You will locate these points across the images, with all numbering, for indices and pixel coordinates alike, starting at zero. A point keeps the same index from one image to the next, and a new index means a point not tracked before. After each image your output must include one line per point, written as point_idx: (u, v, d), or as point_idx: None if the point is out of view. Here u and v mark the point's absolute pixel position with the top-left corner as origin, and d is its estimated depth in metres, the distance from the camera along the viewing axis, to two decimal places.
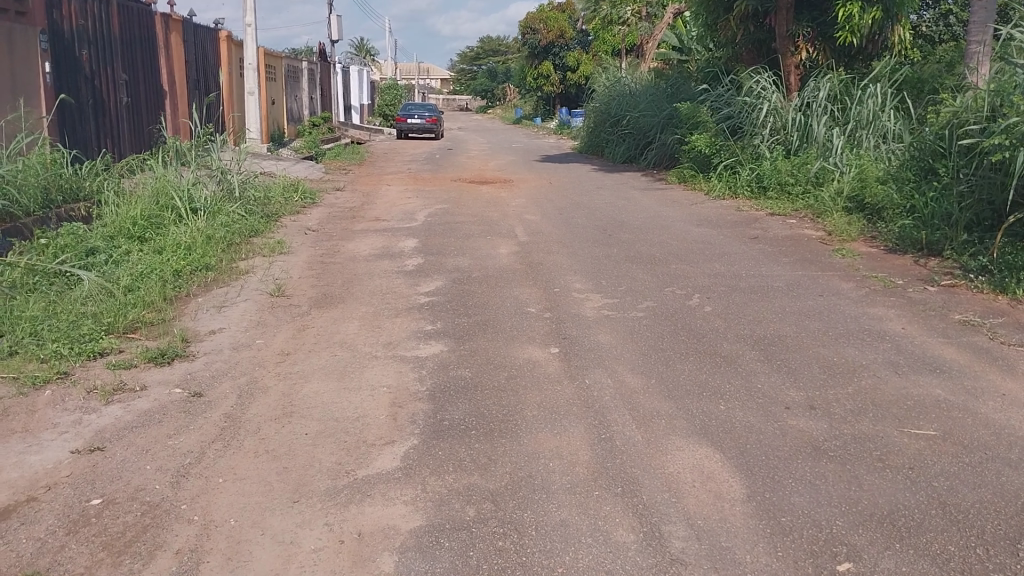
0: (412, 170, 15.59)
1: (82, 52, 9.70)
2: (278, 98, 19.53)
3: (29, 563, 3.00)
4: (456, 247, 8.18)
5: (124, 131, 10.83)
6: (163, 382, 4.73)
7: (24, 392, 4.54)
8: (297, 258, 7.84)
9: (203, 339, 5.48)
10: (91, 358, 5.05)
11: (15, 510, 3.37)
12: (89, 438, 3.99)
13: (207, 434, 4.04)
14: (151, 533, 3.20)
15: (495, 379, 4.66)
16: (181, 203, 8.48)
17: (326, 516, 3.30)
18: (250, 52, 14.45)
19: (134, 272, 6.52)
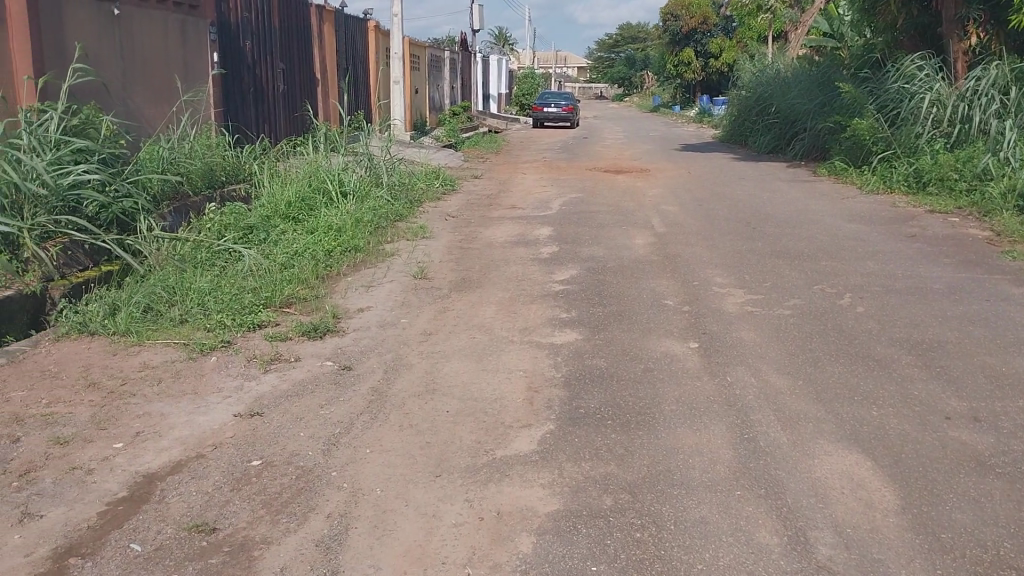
0: (548, 158, 15.65)
1: (245, 43, 10.33)
2: (421, 86, 20.10)
3: (198, 514, 3.24)
4: (591, 236, 8.16)
5: (281, 118, 11.48)
6: (315, 354, 5.00)
7: (193, 357, 4.92)
8: (438, 243, 8.08)
9: (352, 316, 5.75)
10: (251, 329, 5.41)
11: (186, 464, 3.65)
12: (250, 403, 4.28)
13: (356, 406, 4.25)
14: (305, 495, 3.39)
15: (632, 370, 4.63)
16: (331, 187, 8.90)
17: (466, 493, 3.39)
18: (396, 41, 14.91)
19: (289, 251, 6.90)
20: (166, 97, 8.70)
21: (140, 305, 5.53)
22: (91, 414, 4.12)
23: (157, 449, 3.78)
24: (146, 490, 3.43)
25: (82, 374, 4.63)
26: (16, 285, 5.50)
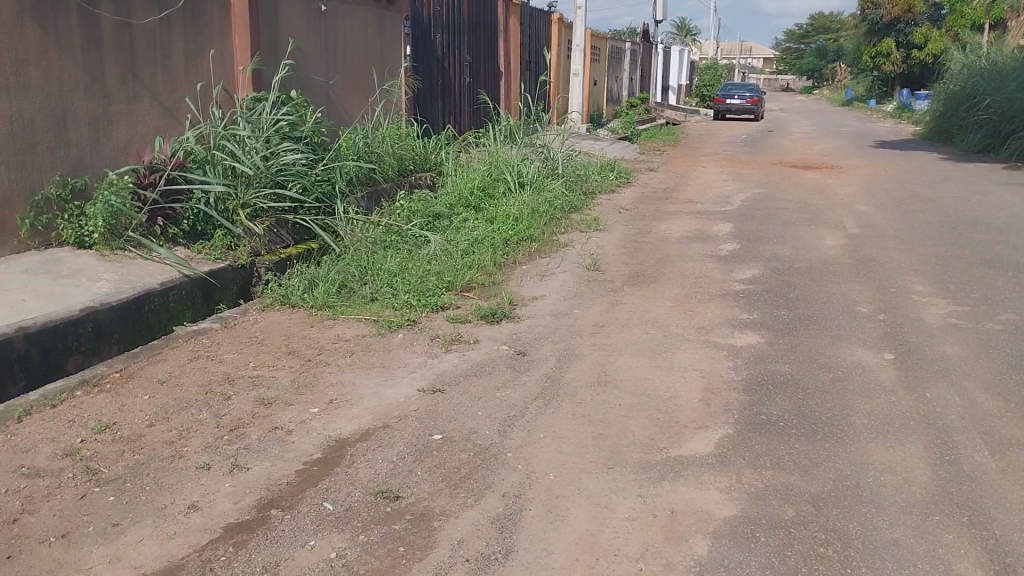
0: (729, 152, 15.14)
1: (436, 36, 10.75)
2: (601, 78, 20.08)
3: (384, 481, 3.42)
4: (774, 235, 7.80)
5: (465, 110, 11.87)
6: (493, 338, 5.14)
7: (381, 333, 5.20)
8: (613, 235, 8.04)
9: (527, 303, 5.85)
10: (434, 310, 5.64)
11: (374, 432, 3.87)
12: (432, 379, 4.48)
13: (531, 391, 4.33)
14: (482, 473, 3.50)
15: (818, 378, 4.39)
16: (511, 177, 9.09)
17: (639, 488, 3.36)
18: (579, 33, 14.94)
19: (471, 238, 7.13)
20: (362, 89, 9.25)
21: (335, 281, 5.91)
22: (291, 379, 4.47)
23: (348, 416, 4.04)
24: (338, 453, 3.66)
25: (283, 342, 5.03)
26: (229, 258, 6.06)
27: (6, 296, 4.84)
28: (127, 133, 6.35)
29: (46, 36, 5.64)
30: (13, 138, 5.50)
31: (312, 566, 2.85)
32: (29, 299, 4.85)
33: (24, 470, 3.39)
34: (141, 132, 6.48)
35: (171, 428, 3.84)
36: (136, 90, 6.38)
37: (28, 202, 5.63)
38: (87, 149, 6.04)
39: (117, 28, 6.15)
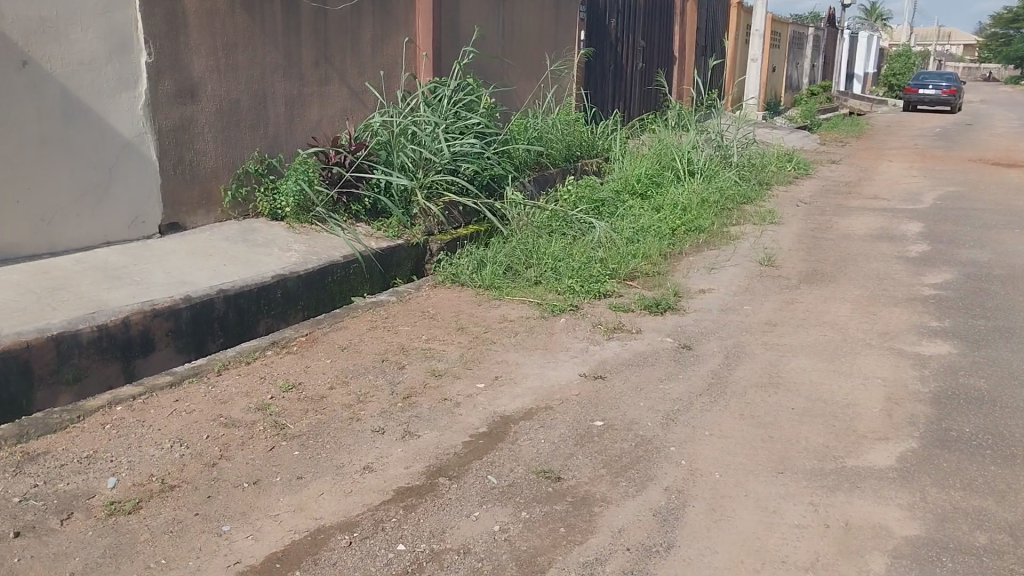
0: (920, 146, 14.02)
1: (611, 21, 10.65)
2: (780, 65, 19.17)
3: (546, 461, 3.47)
4: (972, 238, 7.15)
5: (636, 96, 11.71)
6: (657, 329, 5.06)
7: (545, 317, 5.26)
8: (788, 230, 7.68)
9: (695, 296, 5.72)
10: (598, 297, 5.63)
11: (537, 412, 3.92)
12: (594, 366, 4.49)
13: (696, 385, 4.23)
14: (644, 464, 3.47)
15: (1020, 398, 3.99)
16: (680, 165, 8.87)
17: (811, 496, 3.21)
18: (760, 18, 14.32)
19: (637, 226, 7.04)
20: (534, 74, 9.34)
21: (502, 263, 6.01)
22: (459, 354, 4.62)
23: (512, 394, 4.12)
24: (502, 429, 3.74)
25: (452, 318, 5.21)
26: (404, 236, 6.32)
27: (210, 261, 5.32)
28: (318, 114, 6.78)
29: (253, 22, 6.10)
30: (221, 117, 6.01)
31: (477, 538, 2.93)
32: (229, 265, 5.30)
33: (222, 419, 3.72)
34: (330, 114, 6.89)
35: (350, 392, 4.08)
36: (328, 73, 6.79)
37: (231, 175, 6.15)
38: (283, 128, 6.50)
39: (314, 14, 6.56)
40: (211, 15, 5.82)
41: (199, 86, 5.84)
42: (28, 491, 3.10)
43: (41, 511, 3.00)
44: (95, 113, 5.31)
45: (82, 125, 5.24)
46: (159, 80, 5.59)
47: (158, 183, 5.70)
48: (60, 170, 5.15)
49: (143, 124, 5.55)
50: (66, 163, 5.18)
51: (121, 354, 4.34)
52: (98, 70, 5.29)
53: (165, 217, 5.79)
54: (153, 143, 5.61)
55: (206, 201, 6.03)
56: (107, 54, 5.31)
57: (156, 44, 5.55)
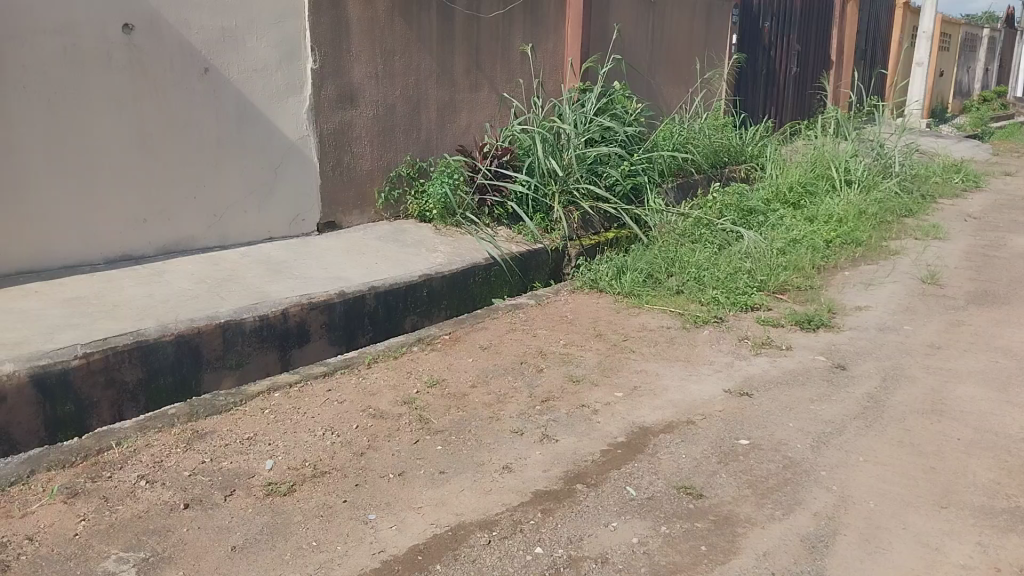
0: None
1: (765, 24, 10.30)
2: (948, 69, 17.88)
3: (688, 477, 3.38)
4: None
5: (789, 101, 11.25)
6: (808, 347, 4.83)
7: (688, 328, 5.14)
8: (955, 246, 7.14)
9: (849, 313, 5.41)
10: (744, 310, 5.44)
11: (678, 426, 3.83)
12: (739, 382, 4.33)
13: (850, 408, 4.00)
14: (792, 487, 3.31)
15: None
16: (836, 173, 8.42)
17: (979, 535, 2.96)
18: (928, 19, 13.43)
19: (788, 237, 6.74)
20: (683, 79, 9.17)
21: (643, 271, 5.92)
22: (598, 361, 4.59)
23: (653, 405, 4.05)
24: (642, 440, 3.68)
25: (592, 324, 5.18)
26: (545, 240, 6.35)
27: (362, 259, 5.56)
28: (467, 119, 6.94)
29: (409, 30, 6.33)
30: (377, 121, 6.27)
31: (614, 548, 2.89)
32: (380, 263, 5.52)
33: (371, 410, 3.87)
34: (478, 119, 7.05)
35: (490, 392, 4.14)
36: (478, 79, 6.94)
37: (384, 178, 6.41)
38: (434, 132, 6.71)
39: (468, 22, 6.73)
40: (372, 23, 6.09)
41: (358, 91, 6.12)
42: (198, 466, 3.35)
43: (208, 485, 3.23)
44: (265, 117, 5.67)
45: (254, 127, 5.62)
46: (322, 86, 5.91)
47: (318, 183, 6.01)
48: (233, 169, 5.55)
49: (306, 127, 5.87)
50: (238, 163, 5.57)
51: (279, 343, 4.61)
52: (270, 77, 5.64)
53: (322, 215, 6.10)
54: (315, 146, 5.93)
55: (360, 202, 6.31)
56: (277, 61, 5.66)
57: (321, 51, 5.87)
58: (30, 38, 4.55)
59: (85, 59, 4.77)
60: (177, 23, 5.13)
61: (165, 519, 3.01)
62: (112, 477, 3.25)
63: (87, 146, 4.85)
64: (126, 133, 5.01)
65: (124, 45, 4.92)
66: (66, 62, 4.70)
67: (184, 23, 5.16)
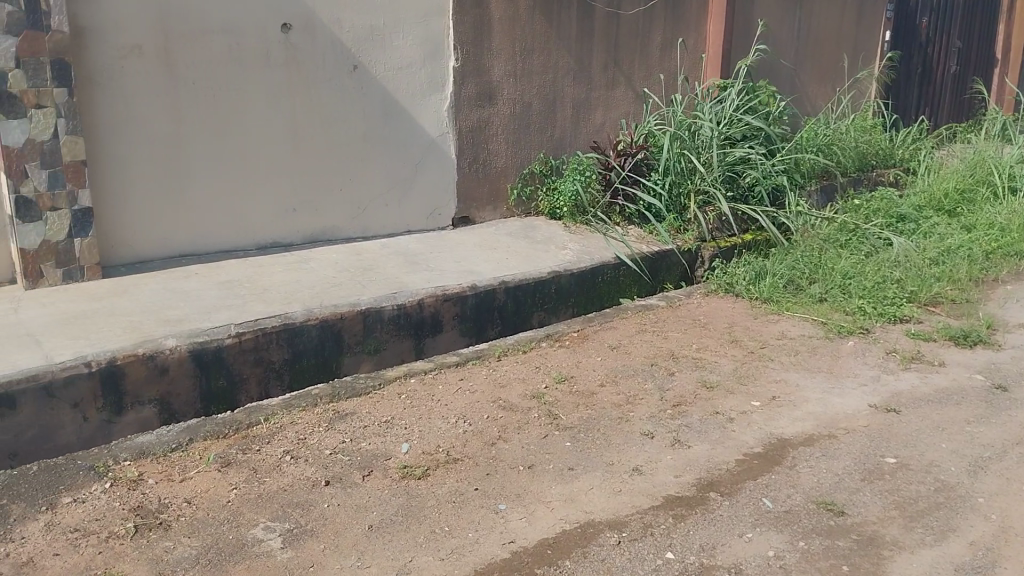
0: None
1: (923, 20, 9.68)
2: None
3: (829, 492, 3.22)
4: None
5: (946, 103, 10.53)
6: (964, 364, 4.51)
7: (830, 338, 4.90)
8: None
9: (1011, 330, 5.02)
10: (892, 322, 5.15)
11: (819, 439, 3.66)
12: (887, 397, 4.09)
13: (1012, 433, 3.70)
14: (945, 512, 3.10)
15: None
16: (999, 179, 7.81)
17: None
18: None
19: (943, 245, 6.32)
20: (829, 76, 8.76)
21: (783, 276, 5.69)
22: (733, 367, 4.46)
23: (791, 416, 3.89)
24: (780, 452, 3.55)
25: (727, 329, 5.04)
26: (678, 241, 6.21)
27: (494, 254, 5.64)
28: (601, 117, 6.91)
29: (549, 28, 6.36)
30: (514, 118, 6.34)
31: (749, 560, 2.80)
32: (511, 258, 5.58)
33: (502, 403, 3.92)
34: (614, 116, 7.00)
35: (620, 392, 4.10)
36: (615, 77, 6.89)
37: (517, 175, 6.47)
38: (568, 129, 6.72)
39: (607, 19, 6.68)
40: (513, 21, 6.15)
41: (496, 89, 6.21)
42: (338, 445, 3.50)
43: (347, 464, 3.36)
44: (407, 113, 5.84)
45: (397, 123, 5.80)
46: (463, 84, 6.03)
47: (455, 178, 6.14)
48: (376, 163, 5.75)
49: (446, 123, 6.01)
50: (381, 157, 5.77)
51: (414, 332, 4.75)
52: (414, 74, 5.81)
53: (457, 210, 6.23)
54: (454, 142, 6.06)
55: (493, 198, 6.41)
56: (421, 59, 5.82)
57: (463, 49, 5.99)
58: (200, 38, 4.88)
59: (247, 57, 5.08)
60: (330, 22, 5.37)
61: (308, 494, 3.16)
62: (260, 450, 3.44)
63: (246, 138, 5.16)
64: (280, 128, 5.29)
65: (282, 43, 5.19)
66: (231, 59, 5.02)
67: (337, 22, 5.39)
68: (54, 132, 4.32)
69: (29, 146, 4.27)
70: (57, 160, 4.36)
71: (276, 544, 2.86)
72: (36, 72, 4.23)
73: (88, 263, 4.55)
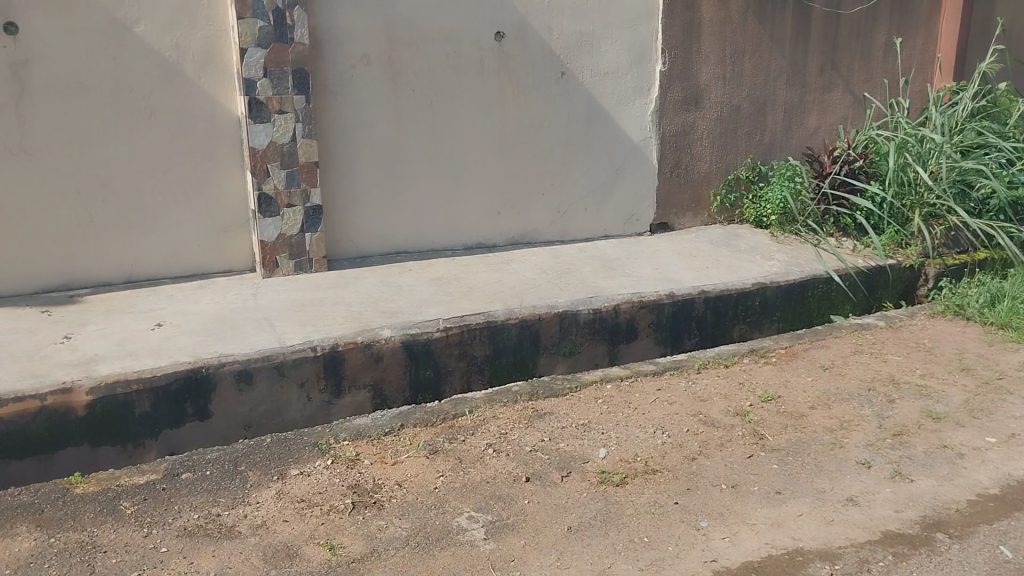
0: None
1: None
2: None
3: None
4: None
5: None
6: None
7: None
8: None
9: None
10: None
11: None
12: None
13: None
14: None
15: None
16: None
17: None
18: None
19: None
20: None
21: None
22: (964, 398, 4.05)
23: None
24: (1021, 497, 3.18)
25: (956, 355, 4.60)
26: (899, 256, 5.75)
27: (695, 262, 5.50)
28: (815, 122, 6.55)
29: (763, 29, 6.12)
30: (720, 123, 6.17)
31: None
32: (713, 268, 5.42)
33: (702, 416, 3.81)
34: (829, 121, 6.61)
35: (832, 416, 3.86)
36: (832, 79, 6.51)
37: (722, 180, 6.29)
38: (778, 134, 6.43)
39: (827, 19, 6.32)
40: (725, 23, 5.98)
41: (703, 93, 6.06)
42: (538, 444, 3.56)
43: (547, 464, 3.41)
44: (612, 118, 5.84)
45: (601, 129, 5.82)
46: (669, 88, 5.94)
47: (655, 184, 6.07)
48: (579, 169, 5.80)
49: (650, 128, 5.95)
50: (583, 162, 5.81)
51: (610, 337, 4.74)
52: (620, 79, 5.80)
53: (656, 216, 6.15)
54: (657, 147, 5.99)
55: (695, 204, 6.27)
56: (628, 64, 5.79)
57: (671, 54, 5.90)
58: (422, 46, 5.16)
59: (463, 64, 5.30)
60: (542, 29, 5.47)
61: (509, 489, 3.24)
62: (464, 441, 3.57)
63: (459, 142, 5.40)
64: (490, 132, 5.47)
65: (496, 50, 5.37)
66: (448, 67, 5.26)
67: (549, 29, 5.49)
68: (293, 135, 4.74)
69: (271, 148, 4.70)
70: (294, 162, 4.78)
71: (479, 535, 2.95)
72: (280, 81, 4.65)
73: (316, 256, 4.96)
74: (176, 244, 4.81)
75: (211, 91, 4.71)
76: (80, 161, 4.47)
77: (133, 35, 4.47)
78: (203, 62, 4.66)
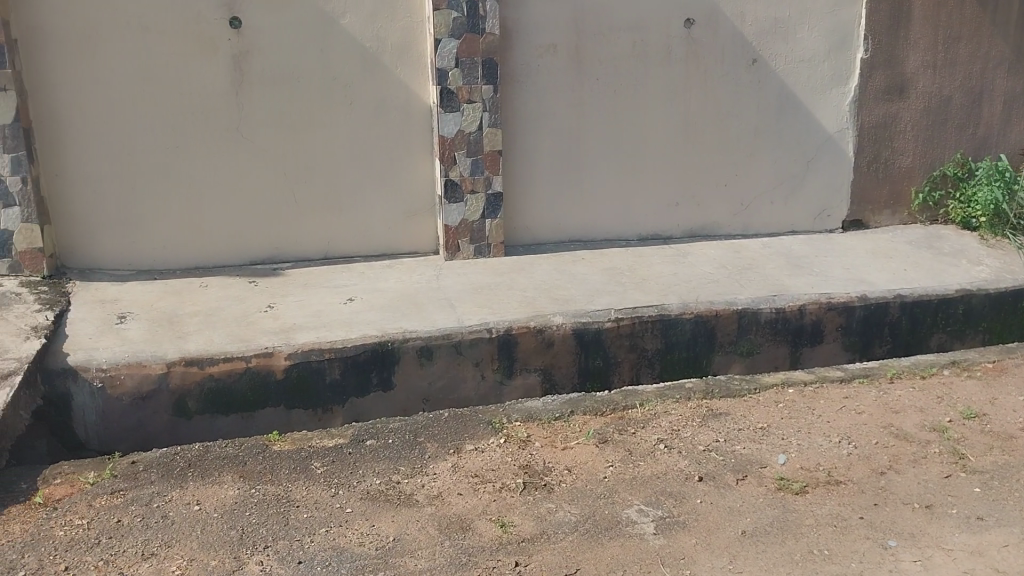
0: None
1: None
2: None
3: None
4: None
5: None
6: None
7: None
8: None
9: None
10: None
11: None
12: None
13: None
14: None
15: None
16: None
17: None
18: None
19: None
20: None
21: None
22: None
23: None
24: None
25: None
26: None
27: (891, 263, 5.12)
28: None
29: (984, 11, 5.58)
30: (927, 115, 5.69)
31: None
32: (911, 270, 5.02)
33: (894, 429, 3.55)
34: None
35: None
36: None
37: (925, 177, 5.82)
38: (996, 128, 5.84)
39: None
40: (939, 6, 5.51)
41: (910, 82, 5.61)
42: (712, 443, 3.46)
43: (721, 464, 3.31)
44: (805, 108, 5.54)
45: (793, 119, 5.53)
46: (870, 76, 5.55)
47: (848, 179, 5.71)
48: (766, 161, 5.56)
49: (846, 119, 5.59)
50: (771, 154, 5.56)
51: (792, 338, 4.52)
52: (816, 67, 5.48)
53: (848, 212, 5.78)
54: (852, 140, 5.63)
55: (893, 201, 5.84)
56: (826, 50, 5.46)
57: (876, 39, 5.50)
58: (609, 35, 5.13)
59: (649, 52, 5.22)
60: (734, 15, 5.28)
61: (681, 486, 3.17)
62: (635, 433, 3.54)
63: (641, 132, 5.33)
64: (673, 122, 5.36)
65: (684, 38, 5.24)
66: (634, 55, 5.20)
67: (742, 14, 5.28)
68: (479, 124, 4.88)
69: (459, 135, 4.86)
70: (480, 149, 4.91)
71: (648, 529, 2.92)
72: (471, 71, 4.79)
73: (495, 241, 5.09)
74: (367, 224, 5.09)
75: (405, 79, 4.94)
76: (288, 145, 4.84)
77: (339, 26, 4.76)
78: (400, 51, 4.89)
